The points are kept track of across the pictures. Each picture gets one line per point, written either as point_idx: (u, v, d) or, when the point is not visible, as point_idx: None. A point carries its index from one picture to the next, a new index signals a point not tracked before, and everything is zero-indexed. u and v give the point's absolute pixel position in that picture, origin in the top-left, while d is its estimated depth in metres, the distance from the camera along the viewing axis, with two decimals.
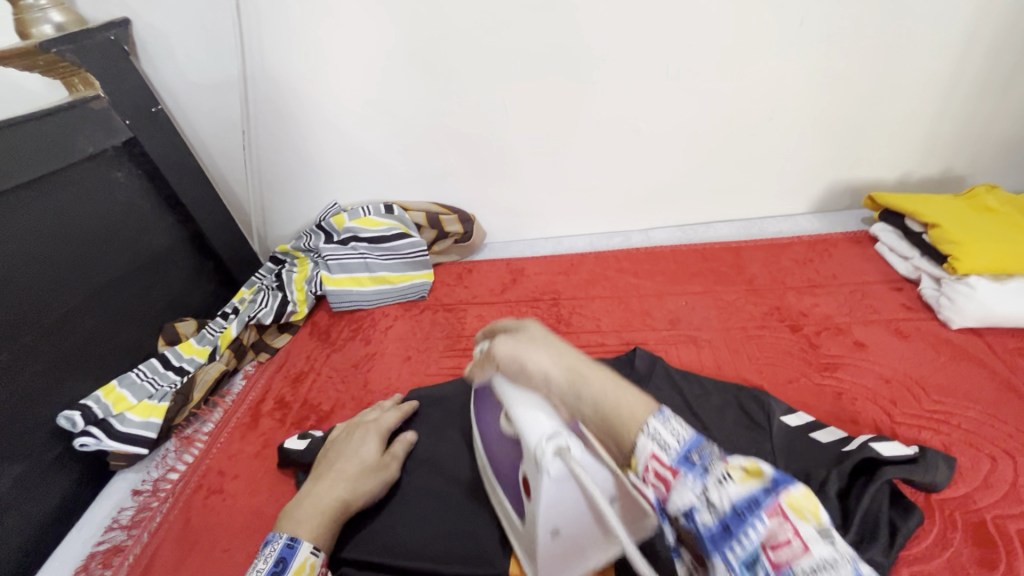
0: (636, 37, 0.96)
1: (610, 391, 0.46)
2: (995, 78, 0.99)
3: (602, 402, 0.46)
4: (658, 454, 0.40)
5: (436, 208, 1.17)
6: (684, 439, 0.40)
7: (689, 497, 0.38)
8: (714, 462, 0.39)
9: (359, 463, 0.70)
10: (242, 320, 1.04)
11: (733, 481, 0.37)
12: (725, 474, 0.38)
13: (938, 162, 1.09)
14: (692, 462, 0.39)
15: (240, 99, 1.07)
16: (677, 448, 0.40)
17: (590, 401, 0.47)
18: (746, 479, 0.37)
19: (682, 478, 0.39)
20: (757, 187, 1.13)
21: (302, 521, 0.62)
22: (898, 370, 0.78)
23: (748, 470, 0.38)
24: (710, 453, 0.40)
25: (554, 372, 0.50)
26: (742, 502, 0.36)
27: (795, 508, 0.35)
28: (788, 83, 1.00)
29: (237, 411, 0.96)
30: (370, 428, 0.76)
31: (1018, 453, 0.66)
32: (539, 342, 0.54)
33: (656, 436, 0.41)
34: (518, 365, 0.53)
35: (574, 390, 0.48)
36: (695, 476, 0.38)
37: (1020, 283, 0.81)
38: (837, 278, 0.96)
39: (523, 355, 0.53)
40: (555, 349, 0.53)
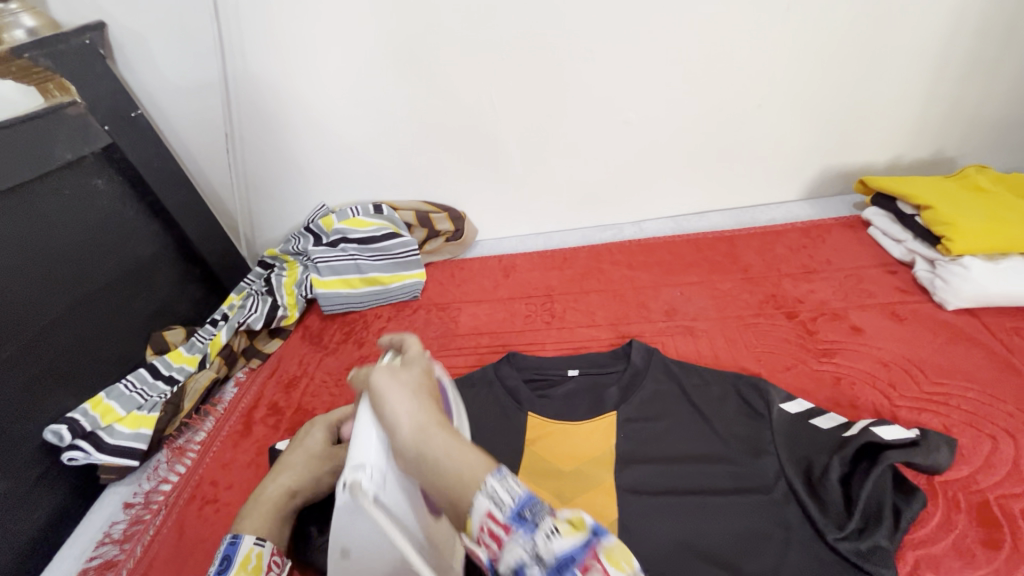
0: (623, 28, 0.95)
1: (455, 457, 0.45)
2: (983, 57, 0.99)
3: (441, 472, 0.44)
4: (491, 514, 0.40)
5: (426, 206, 1.16)
6: (521, 494, 0.41)
7: (519, 554, 0.38)
8: (546, 516, 0.40)
9: (301, 449, 0.70)
10: (231, 327, 1.02)
11: (560, 535, 0.39)
12: (553, 528, 0.39)
13: (928, 144, 1.09)
14: (524, 519, 0.40)
15: (221, 101, 1.05)
16: (511, 506, 0.40)
17: (428, 454, 0.45)
18: (570, 532, 0.39)
19: (515, 534, 0.39)
20: (749, 175, 1.13)
21: (248, 516, 0.63)
22: (896, 353, 0.78)
23: (573, 524, 0.40)
24: (542, 508, 0.40)
25: (410, 418, 0.47)
26: (564, 557, 0.37)
27: (612, 559, 0.38)
28: (775, 69, 0.99)
29: (229, 419, 0.94)
30: (318, 421, 0.74)
31: (1019, 432, 0.66)
32: (408, 379, 0.51)
33: (494, 495, 0.41)
34: (381, 404, 0.48)
35: (419, 449, 0.46)
36: (527, 534, 0.39)
37: (1013, 262, 0.81)
38: (832, 263, 0.95)
39: (386, 393, 0.49)
40: (414, 392, 0.50)
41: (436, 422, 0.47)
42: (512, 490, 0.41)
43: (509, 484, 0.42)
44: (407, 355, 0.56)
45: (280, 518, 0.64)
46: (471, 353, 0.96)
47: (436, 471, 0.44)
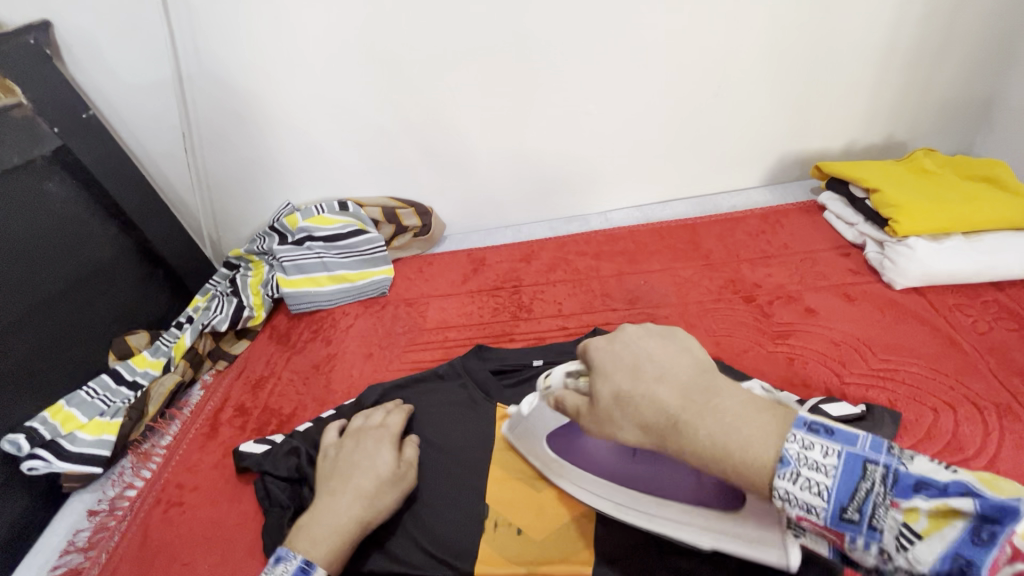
0: (579, 22, 0.96)
1: (728, 427, 0.45)
2: (929, 45, 1.02)
3: (724, 434, 0.45)
4: (810, 516, 0.42)
5: (392, 202, 1.16)
6: (834, 491, 0.41)
7: (868, 555, 0.40)
8: (883, 514, 0.39)
9: (371, 467, 0.68)
10: (196, 329, 1.01)
11: (921, 538, 0.38)
12: (906, 531, 0.38)
13: (880, 129, 1.12)
14: (854, 523, 0.40)
15: (177, 100, 1.03)
16: (826, 510, 0.41)
17: (694, 433, 0.46)
18: (933, 527, 0.38)
19: (848, 535, 0.41)
20: (710, 163, 1.15)
21: (318, 542, 0.61)
22: (847, 332, 0.81)
23: (929, 515, 0.38)
24: (870, 501, 0.40)
25: (664, 398, 0.50)
26: (946, 563, 0.37)
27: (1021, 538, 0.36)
28: (732, 58, 1.01)
29: (196, 422, 0.93)
30: (381, 436, 0.73)
31: (959, 403, 0.69)
32: (636, 347, 0.55)
33: (800, 502, 0.42)
34: (623, 397, 0.52)
35: (684, 432, 0.47)
36: (863, 535, 0.40)
37: (956, 241, 0.84)
38: (789, 247, 0.98)
39: (618, 381, 0.53)
40: (656, 364, 0.53)
41: (697, 395, 0.49)
42: (827, 473, 0.41)
43: (820, 470, 0.41)
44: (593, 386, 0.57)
45: (347, 550, 0.63)
46: (439, 347, 0.97)
47: (705, 441, 0.45)
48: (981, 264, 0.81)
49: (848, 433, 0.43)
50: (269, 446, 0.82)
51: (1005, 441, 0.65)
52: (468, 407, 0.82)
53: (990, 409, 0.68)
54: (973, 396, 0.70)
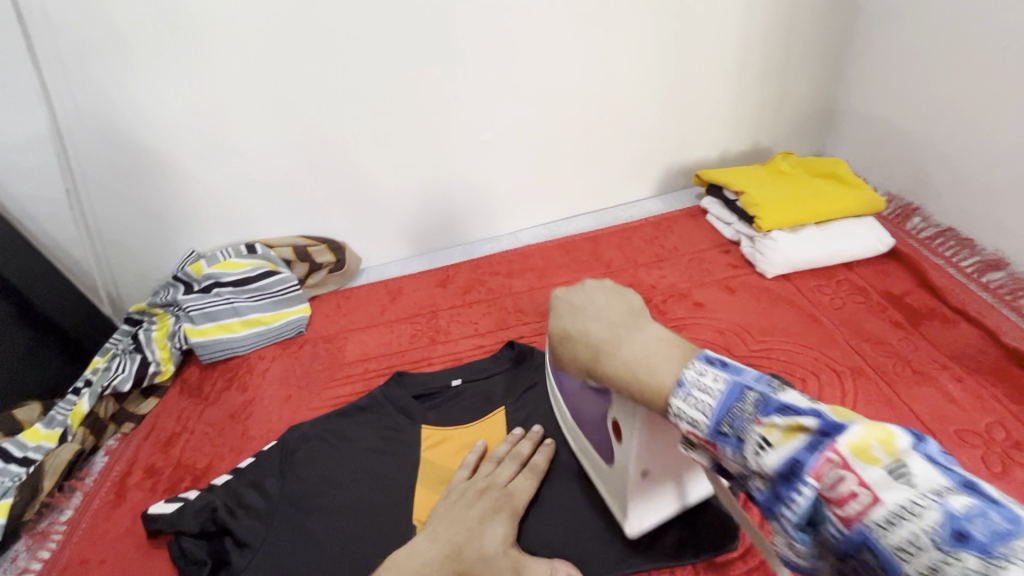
0: (466, 58, 1.02)
1: (639, 354, 0.54)
2: (775, 64, 1.17)
3: (632, 361, 0.54)
4: (695, 428, 0.46)
5: (303, 240, 1.16)
6: (715, 407, 0.45)
7: (735, 464, 0.44)
8: (745, 428, 0.42)
9: (491, 508, 0.66)
10: (95, 393, 0.95)
11: (772, 448, 0.40)
12: (762, 441, 0.41)
13: (747, 138, 1.26)
14: (725, 434, 0.44)
15: (57, 155, 0.98)
16: (707, 424, 0.45)
17: (613, 359, 0.57)
18: (785, 439, 0.39)
19: (721, 447, 0.44)
20: (605, 179, 1.24)
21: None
22: (730, 321, 0.89)
23: (785, 429, 0.40)
24: (742, 419, 0.43)
25: (595, 333, 0.61)
26: (785, 468, 0.39)
27: (857, 453, 0.37)
28: (610, 84, 1.11)
29: (101, 490, 0.88)
30: (466, 492, 0.69)
31: (822, 371, 0.79)
32: (586, 292, 0.69)
33: (687, 415, 0.47)
34: (566, 334, 0.66)
35: (606, 360, 0.58)
36: (732, 446, 0.43)
37: (809, 232, 0.96)
38: (678, 249, 1.07)
39: (564, 319, 0.68)
40: (600, 307, 0.65)
41: (625, 325, 0.60)
42: (711, 391, 0.45)
43: (707, 390, 0.46)
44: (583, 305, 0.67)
45: None
46: (360, 380, 0.98)
47: (622, 370, 0.55)
48: (831, 249, 0.94)
49: (741, 367, 0.46)
50: (183, 503, 0.78)
51: (858, 399, 0.75)
52: (394, 434, 0.83)
53: (846, 373, 0.79)
54: (832, 363, 0.80)
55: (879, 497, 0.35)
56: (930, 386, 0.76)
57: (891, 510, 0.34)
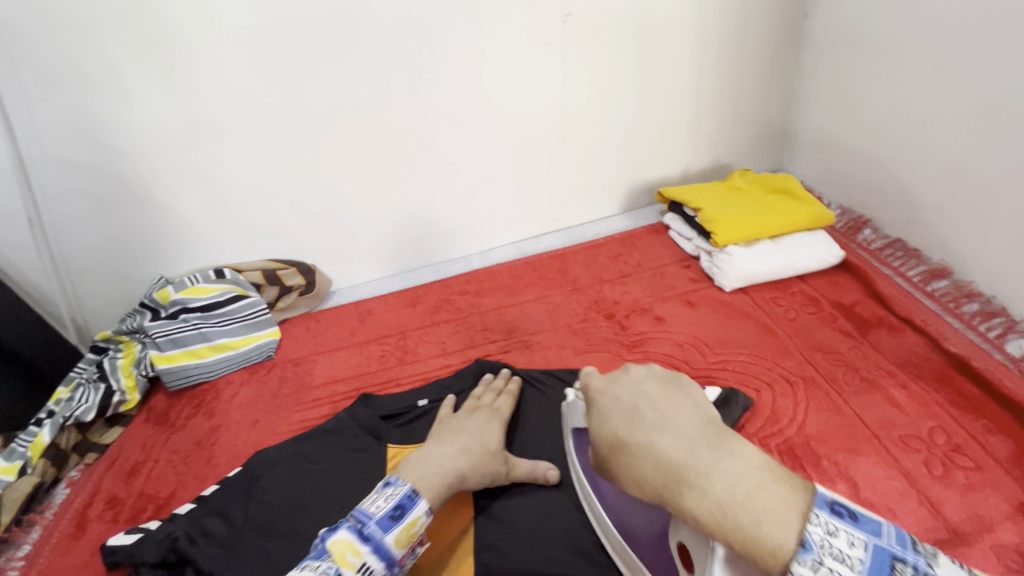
0: (429, 83, 1.05)
1: (734, 496, 0.48)
2: (730, 84, 1.21)
3: (729, 502, 0.48)
4: (841, 574, 0.44)
5: (272, 264, 1.16)
6: (865, 564, 0.43)
7: None
8: (898, 573, 0.41)
9: (485, 420, 0.80)
10: (56, 423, 0.93)
11: None
12: None
13: (707, 156, 1.30)
14: None
15: (20, 185, 0.98)
16: None
17: (698, 496, 0.50)
18: None
19: None
20: (571, 197, 1.27)
21: (416, 479, 0.68)
22: (689, 334, 0.92)
23: None
24: None
25: (668, 453, 0.55)
26: None
27: None
28: (571, 106, 1.15)
29: (60, 522, 0.86)
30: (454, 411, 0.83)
31: (776, 381, 0.81)
32: (634, 394, 0.65)
33: (831, 557, 0.44)
34: (620, 443, 0.61)
35: (687, 496, 0.51)
36: None
37: (764, 246, 0.99)
38: (642, 265, 1.10)
39: (614, 425, 0.63)
40: (660, 416, 0.61)
41: (705, 446, 0.54)
42: (860, 550, 0.44)
43: (852, 549, 0.44)
44: (644, 391, 0.65)
45: (436, 492, 0.68)
46: (327, 403, 0.97)
47: (708, 515, 0.49)
48: (785, 262, 0.97)
49: None
50: (143, 533, 0.77)
51: (809, 408, 0.77)
52: (360, 456, 0.83)
53: (799, 382, 0.81)
54: (785, 374, 0.83)
55: None
56: (877, 393, 0.78)
57: None
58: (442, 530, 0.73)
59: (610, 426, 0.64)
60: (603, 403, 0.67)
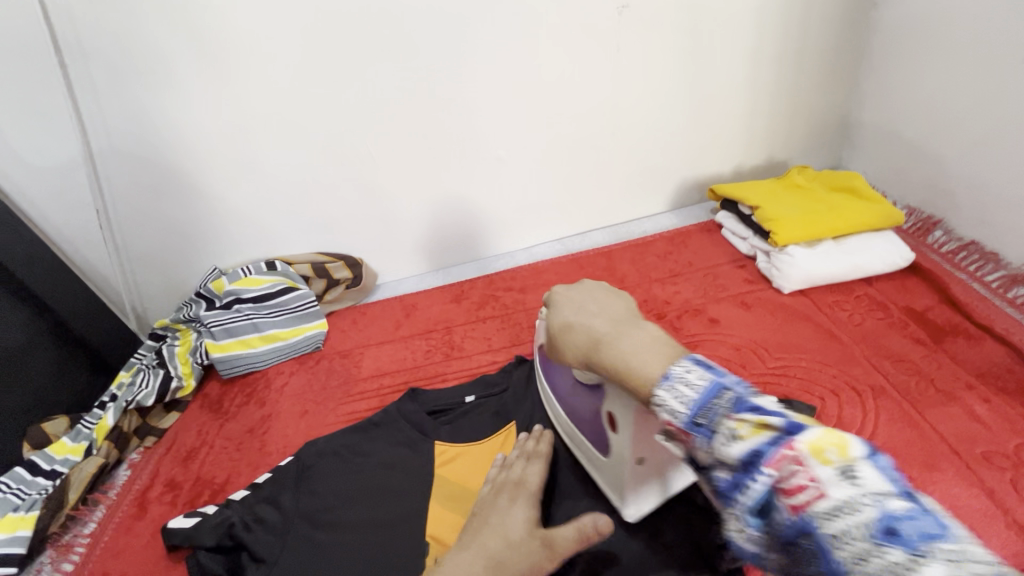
0: (479, 78, 1.05)
1: (636, 348, 0.53)
2: (789, 78, 1.16)
3: (630, 356, 0.53)
4: (672, 419, 0.46)
5: (321, 257, 1.18)
6: (694, 399, 0.44)
7: (703, 454, 0.43)
8: (720, 420, 0.42)
9: (511, 501, 0.65)
10: (119, 407, 0.97)
11: (739, 440, 0.40)
12: (731, 433, 0.41)
13: (762, 152, 1.25)
14: (699, 425, 0.44)
15: (88, 177, 1.02)
16: (685, 413, 0.45)
17: (610, 351, 0.55)
18: (752, 434, 0.40)
19: (694, 438, 0.44)
20: (619, 194, 1.24)
21: None
22: (746, 337, 0.88)
23: (755, 424, 0.40)
24: (718, 410, 0.43)
25: (597, 325, 0.61)
26: (748, 458, 0.40)
27: (816, 454, 0.38)
28: (622, 100, 1.12)
29: (123, 503, 0.90)
30: (486, 497, 0.68)
31: (841, 390, 0.78)
32: (586, 294, 0.68)
33: (668, 406, 0.46)
34: (565, 325, 0.64)
35: (601, 349, 0.57)
36: (701, 436, 0.43)
37: (826, 246, 0.95)
38: (693, 264, 1.06)
39: (567, 313, 0.66)
40: (599, 305, 0.64)
41: (623, 323, 0.59)
42: (694, 386, 0.45)
43: (688, 383, 0.45)
44: (596, 292, 0.68)
45: None
46: (375, 396, 0.98)
47: (611, 362, 0.54)
48: (849, 264, 0.93)
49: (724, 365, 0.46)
50: (200, 517, 0.79)
51: (880, 419, 0.73)
52: (408, 451, 0.83)
53: (867, 391, 0.77)
54: (852, 382, 0.79)
55: (827, 491, 0.36)
56: (955, 406, 0.74)
57: (834, 502, 0.36)
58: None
59: (566, 311, 0.66)
60: (563, 295, 0.69)
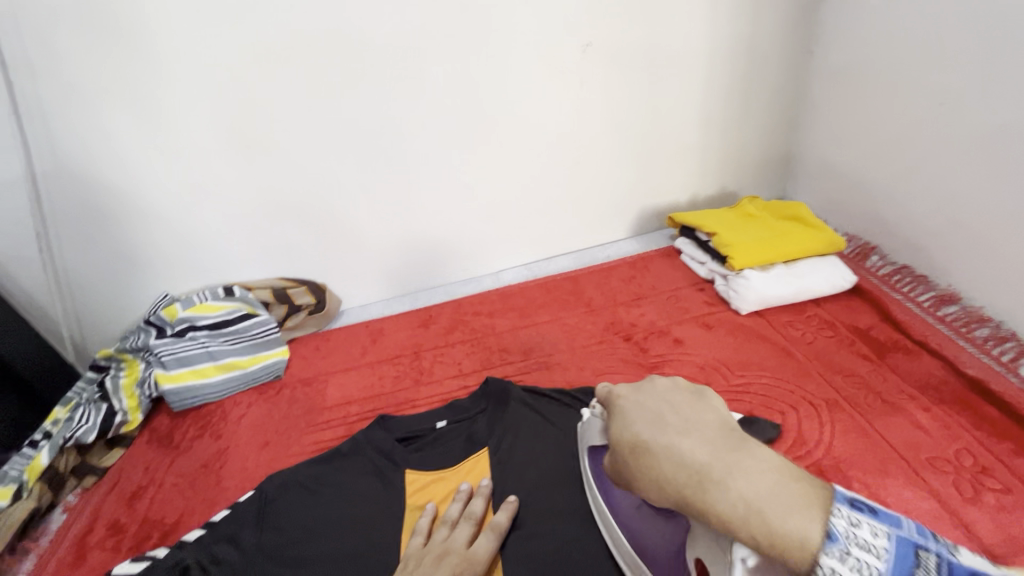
0: (448, 105, 1.07)
1: (761, 495, 0.47)
2: (737, 114, 1.25)
3: (750, 497, 0.47)
4: (778, 517, 0.46)
5: (282, 282, 1.15)
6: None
7: (818, 558, 0.43)
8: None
9: (450, 575, 0.63)
10: (55, 445, 0.89)
11: (875, 553, 0.42)
12: (862, 543, 0.43)
13: (715, 182, 1.33)
14: (815, 530, 0.44)
15: (30, 199, 0.96)
16: (796, 510, 0.45)
17: (723, 494, 0.49)
18: (885, 546, 0.42)
19: (806, 539, 0.44)
20: (583, 221, 1.29)
21: None
22: (709, 356, 0.92)
23: (889, 536, 0.43)
24: (838, 519, 0.44)
25: (694, 454, 0.53)
26: (889, 572, 0.41)
27: (948, 571, 0.40)
28: (584, 130, 1.17)
29: (56, 551, 0.82)
30: (420, 557, 0.67)
31: (799, 404, 0.82)
32: (661, 401, 0.62)
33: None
34: (641, 448, 0.58)
35: (712, 493, 0.50)
36: (815, 537, 0.44)
37: (778, 270, 1.01)
38: (656, 288, 1.11)
39: (637, 427, 0.61)
40: (681, 417, 0.59)
41: (727, 450, 0.53)
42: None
43: (801, 482, 0.47)
44: (661, 389, 0.64)
45: None
46: (341, 425, 0.95)
47: (727, 515, 0.48)
48: (800, 286, 0.99)
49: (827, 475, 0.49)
50: (148, 562, 0.72)
51: (835, 430, 0.78)
52: (377, 480, 0.81)
53: (822, 404, 0.82)
54: (808, 396, 0.83)
55: None
56: (901, 416, 0.79)
57: None
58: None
59: (637, 430, 0.60)
60: (631, 408, 0.64)
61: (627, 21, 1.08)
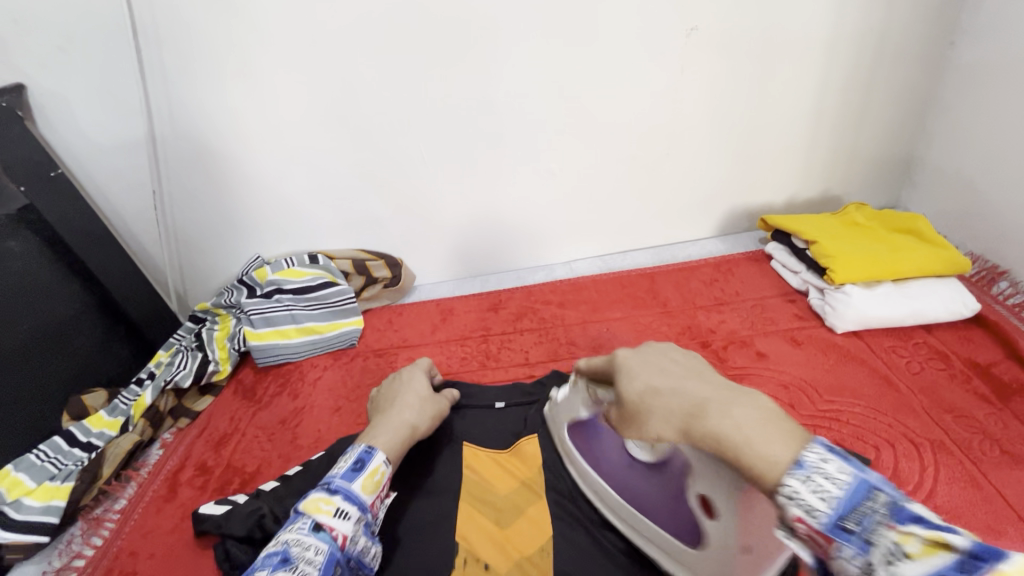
0: (540, 90, 1.04)
1: (754, 423, 0.45)
2: (852, 111, 1.13)
3: (740, 429, 0.45)
4: (808, 518, 0.39)
5: (363, 255, 1.18)
6: (837, 497, 0.38)
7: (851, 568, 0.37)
8: (877, 530, 0.36)
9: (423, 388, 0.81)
10: (157, 387, 0.99)
11: (909, 559, 0.34)
12: (894, 549, 0.35)
13: (817, 185, 1.22)
14: (849, 531, 0.38)
15: (149, 159, 1.05)
16: (827, 513, 0.38)
17: (718, 421, 0.47)
18: (923, 554, 0.34)
19: (838, 545, 0.38)
20: (666, 216, 1.23)
21: (380, 437, 0.70)
22: (795, 375, 0.86)
23: (926, 541, 0.34)
24: (871, 518, 0.37)
25: (694, 389, 0.52)
26: None
27: None
28: (678, 121, 1.11)
29: (153, 483, 0.91)
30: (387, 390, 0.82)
31: (897, 441, 0.75)
32: (662, 355, 0.60)
33: (799, 498, 0.39)
34: (649, 391, 0.56)
35: (712, 418, 0.48)
36: (853, 547, 0.37)
37: (886, 288, 0.92)
38: (740, 294, 1.04)
39: (648, 378, 0.57)
40: (684, 368, 0.56)
41: (727, 390, 0.50)
42: (834, 480, 0.39)
43: (826, 475, 0.39)
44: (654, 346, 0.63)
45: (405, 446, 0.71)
46: None
47: (717, 445, 0.46)
48: (909, 309, 0.90)
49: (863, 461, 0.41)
50: (231, 507, 0.79)
51: (939, 476, 0.70)
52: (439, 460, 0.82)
53: (925, 445, 0.74)
54: (909, 433, 0.76)
55: None
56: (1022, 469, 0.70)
57: None
58: (510, 546, 0.69)
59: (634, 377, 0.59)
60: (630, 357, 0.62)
61: (741, 6, 0.99)
